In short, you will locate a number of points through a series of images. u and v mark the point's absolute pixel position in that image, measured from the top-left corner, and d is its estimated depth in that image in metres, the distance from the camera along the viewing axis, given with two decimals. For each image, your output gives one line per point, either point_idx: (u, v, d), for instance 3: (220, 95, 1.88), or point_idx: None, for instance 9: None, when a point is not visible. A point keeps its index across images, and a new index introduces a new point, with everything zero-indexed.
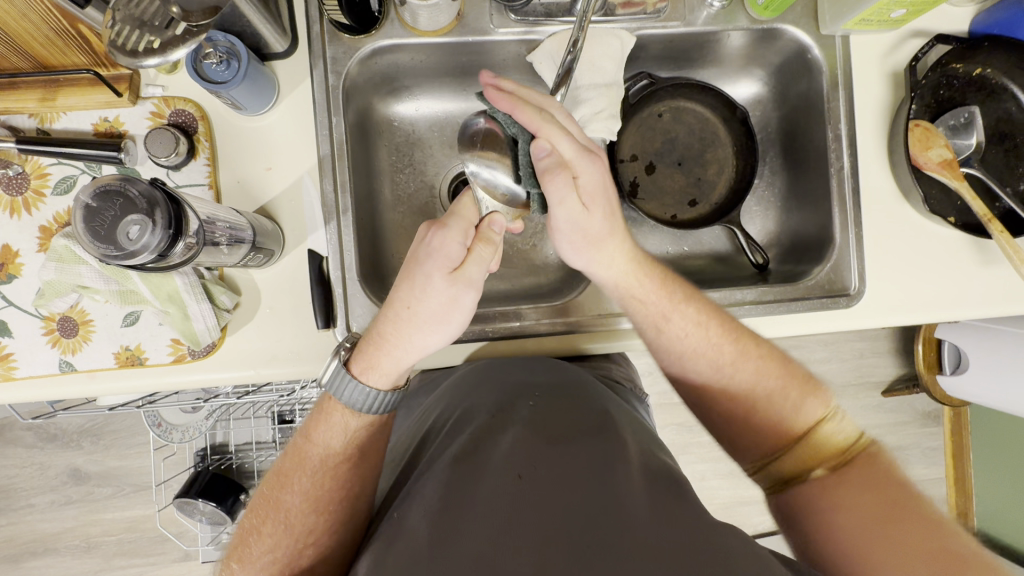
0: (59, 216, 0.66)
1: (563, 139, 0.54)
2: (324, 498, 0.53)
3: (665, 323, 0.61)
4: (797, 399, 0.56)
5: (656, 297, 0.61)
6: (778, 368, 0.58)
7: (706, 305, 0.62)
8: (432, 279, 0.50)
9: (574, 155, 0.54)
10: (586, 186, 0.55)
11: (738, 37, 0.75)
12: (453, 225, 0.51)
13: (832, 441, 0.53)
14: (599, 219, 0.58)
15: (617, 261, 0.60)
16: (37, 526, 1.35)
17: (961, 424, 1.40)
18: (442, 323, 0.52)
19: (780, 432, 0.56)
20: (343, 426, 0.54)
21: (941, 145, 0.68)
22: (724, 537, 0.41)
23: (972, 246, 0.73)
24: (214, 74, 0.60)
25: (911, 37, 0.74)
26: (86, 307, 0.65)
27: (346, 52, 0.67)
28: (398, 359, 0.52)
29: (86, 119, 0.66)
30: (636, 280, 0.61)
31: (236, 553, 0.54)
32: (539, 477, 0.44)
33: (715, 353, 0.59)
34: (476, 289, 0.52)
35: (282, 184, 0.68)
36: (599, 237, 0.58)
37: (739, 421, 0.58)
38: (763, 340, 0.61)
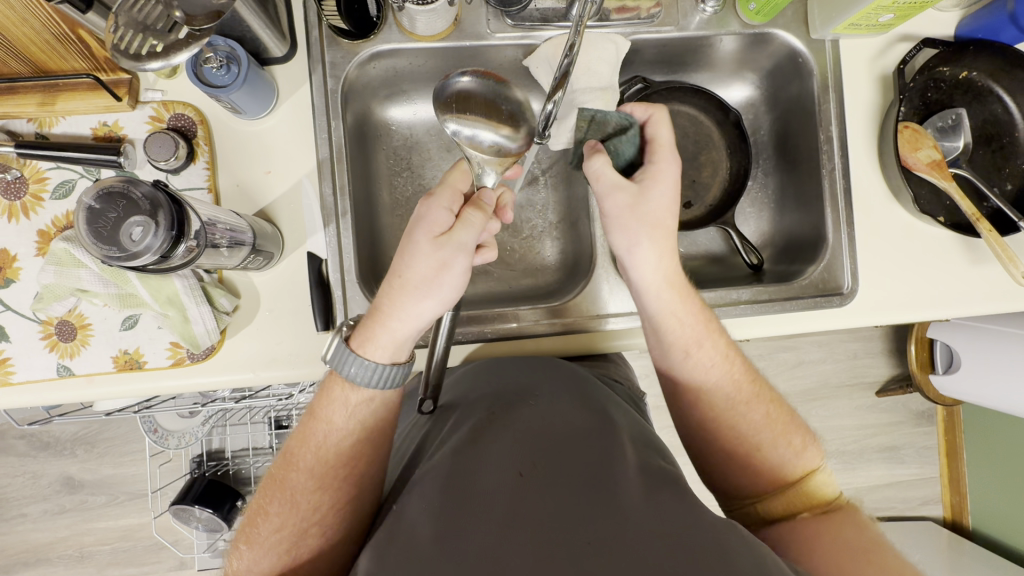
0: (57, 220, 0.66)
1: (665, 128, 0.62)
2: (329, 475, 0.54)
3: (696, 349, 0.59)
4: (800, 446, 0.57)
5: (695, 323, 0.59)
6: (787, 416, 0.59)
7: (730, 348, 0.61)
8: (417, 243, 0.51)
9: (667, 144, 0.61)
10: (662, 174, 0.60)
11: (730, 42, 0.77)
12: (442, 192, 0.54)
13: (820, 491, 0.55)
14: (658, 202, 0.59)
15: (671, 263, 0.59)
16: (29, 535, 1.33)
17: (954, 422, 1.42)
18: (431, 288, 0.51)
19: (774, 475, 0.56)
20: (344, 401, 0.54)
21: (929, 146, 0.69)
22: (727, 539, 0.41)
23: (962, 246, 0.74)
24: (213, 78, 0.60)
25: (899, 41, 0.75)
26: (84, 310, 0.65)
27: (344, 56, 0.68)
28: (394, 330, 0.52)
29: (86, 123, 0.66)
30: (682, 295, 0.59)
31: (244, 535, 0.54)
32: (538, 472, 0.44)
33: (733, 392, 0.59)
34: (466, 252, 0.52)
35: (281, 187, 0.69)
36: (660, 220, 0.59)
37: (732, 461, 0.57)
38: (773, 392, 0.61)
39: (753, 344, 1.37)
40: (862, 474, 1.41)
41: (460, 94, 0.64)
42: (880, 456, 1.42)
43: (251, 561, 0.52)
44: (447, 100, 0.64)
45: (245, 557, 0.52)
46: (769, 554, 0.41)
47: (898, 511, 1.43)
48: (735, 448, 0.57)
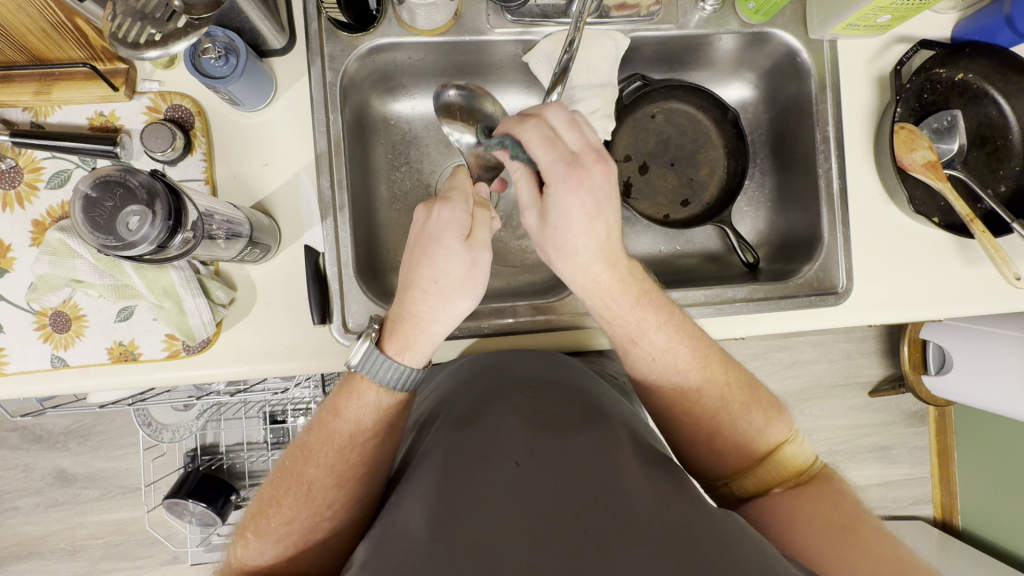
0: (52, 211, 0.65)
1: (542, 149, 0.53)
2: (347, 474, 0.53)
3: (634, 345, 0.59)
4: (766, 418, 0.57)
5: (633, 316, 0.58)
6: (746, 385, 0.59)
7: (686, 325, 0.60)
8: (449, 250, 0.52)
9: (549, 166, 0.53)
10: (558, 201, 0.53)
11: (729, 41, 0.77)
12: (455, 196, 0.53)
13: (792, 462, 0.55)
14: (564, 223, 0.55)
15: (588, 276, 0.58)
16: (21, 529, 1.33)
17: (945, 422, 1.43)
18: (468, 287, 0.54)
19: (741, 453, 0.56)
20: (377, 402, 0.55)
21: (925, 147, 0.70)
22: (723, 530, 0.41)
23: (955, 246, 0.75)
24: (212, 69, 0.60)
25: (896, 42, 0.76)
26: (79, 301, 0.64)
27: (344, 49, 0.68)
28: (432, 334, 0.55)
29: (82, 113, 0.66)
30: (611, 300, 0.58)
31: (252, 524, 0.53)
32: (537, 463, 0.44)
33: (688, 372, 0.58)
34: (489, 249, 0.54)
35: (279, 180, 0.68)
36: (566, 240, 0.56)
37: (702, 443, 0.57)
38: (733, 365, 0.60)
39: (748, 343, 1.38)
40: (853, 473, 1.42)
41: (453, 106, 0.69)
42: (872, 455, 1.43)
43: (259, 550, 0.52)
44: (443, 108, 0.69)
45: (252, 547, 0.52)
46: (769, 547, 0.41)
47: (888, 509, 1.44)
48: (703, 430, 0.57)
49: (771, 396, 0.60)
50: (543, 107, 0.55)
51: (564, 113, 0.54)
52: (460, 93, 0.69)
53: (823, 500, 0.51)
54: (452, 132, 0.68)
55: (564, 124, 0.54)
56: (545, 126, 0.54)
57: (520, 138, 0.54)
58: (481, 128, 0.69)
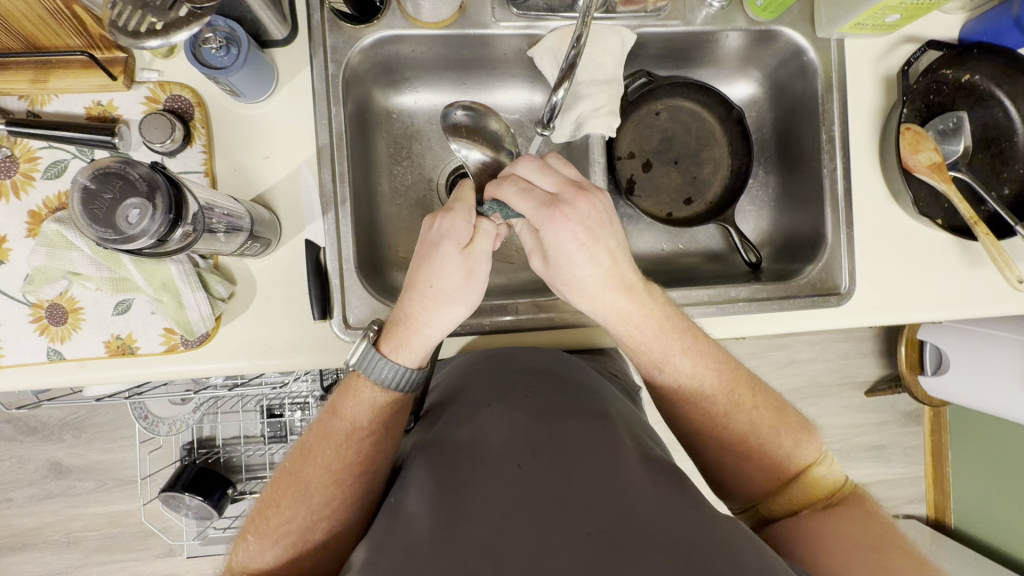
0: (49, 201, 0.64)
1: (520, 201, 0.53)
2: (344, 473, 0.53)
3: (661, 370, 0.59)
4: (796, 440, 0.57)
5: (656, 343, 0.58)
6: (775, 407, 0.59)
7: (711, 348, 0.60)
8: (446, 255, 0.51)
9: (534, 213, 0.52)
10: (554, 244, 0.53)
11: (736, 38, 0.76)
12: (458, 207, 0.53)
13: (821, 485, 0.55)
14: (567, 260, 0.54)
15: (605, 304, 0.56)
16: (15, 520, 1.32)
17: (941, 423, 1.44)
18: (463, 295, 0.53)
19: (771, 475, 0.56)
20: (371, 401, 0.55)
21: (930, 148, 0.69)
22: (728, 536, 0.41)
23: (958, 248, 0.75)
24: (212, 59, 0.59)
25: (903, 42, 0.75)
26: (76, 294, 0.64)
27: (346, 41, 0.67)
28: (426, 337, 0.54)
29: (79, 102, 0.65)
30: (634, 327, 0.57)
31: (252, 527, 0.53)
32: (538, 464, 0.44)
33: (716, 396, 0.58)
34: (489, 259, 0.53)
35: (278, 173, 0.68)
36: (572, 273, 0.55)
37: (731, 464, 0.57)
38: (762, 388, 0.60)
39: (747, 341, 1.38)
40: (849, 472, 1.43)
41: (460, 127, 0.66)
42: (868, 454, 1.44)
43: (258, 552, 0.52)
44: (452, 126, 0.66)
45: (252, 550, 0.52)
46: (773, 554, 0.41)
47: (883, 508, 1.45)
48: (734, 451, 0.57)
49: (795, 414, 0.60)
50: (515, 163, 0.55)
51: (535, 162, 0.54)
52: (466, 112, 0.66)
53: (852, 522, 0.51)
54: (461, 150, 0.65)
55: (537, 171, 0.54)
56: (518, 180, 0.54)
57: (500, 198, 0.54)
58: (489, 146, 0.66)
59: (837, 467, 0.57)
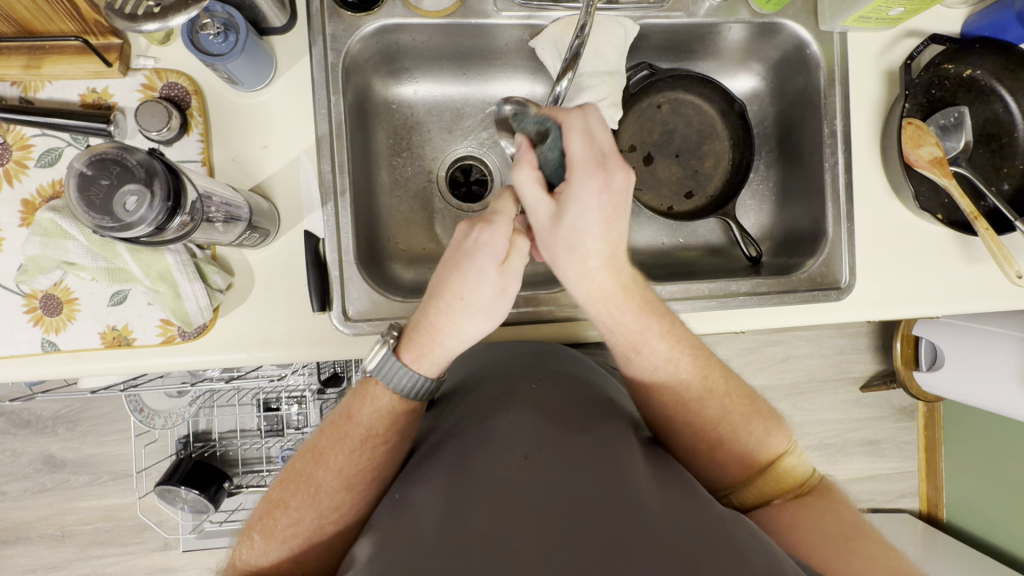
0: (43, 190, 0.63)
1: (578, 142, 0.52)
2: (357, 477, 0.53)
3: (633, 354, 0.57)
4: (766, 428, 0.56)
5: (635, 324, 0.57)
6: (745, 396, 0.58)
7: (684, 336, 0.59)
8: (485, 272, 0.51)
9: (580, 163, 0.52)
10: (583, 199, 0.52)
11: (738, 30, 0.76)
12: (498, 219, 0.52)
13: (791, 474, 0.55)
14: (583, 223, 0.53)
15: (591, 282, 0.56)
16: (9, 514, 1.31)
17: (934, 418, 1.45)
18: (490, 312, 0.53)
19: (742, 464, 0.55)
20: (388, 407, 0.54)
21: (932, 144, 0.70)
22: (735, 533, 0.40)
23: (957, 243, 0.75)
24: (210, 45, 0.58)
25: (905, 37, 0.75)
26: (71, 284, 0.63)
27: (346, 29, 0.66)
28: (450, 349, 0.54)
29: (74, 88, 0.64)
30: (614, 307, 0.57)
31: (258, 526, 0.53)
32: (546, 459, 0.44)
33: (687, 384, 0.57)
34: (519, 277, 0.54)
35: (277, 163, 0.67)
36: (577, 243, 0.54)
37: (703, 454, 0.56)
38: (733, 376, 0.59)
39: (744, 336, 1.38)
40: (843, 467, 1.44)
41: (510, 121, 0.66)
42: (862, 449, 1.45)
43: (264, 551, 0.51)
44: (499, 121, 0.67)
45: (257, 548, 0.52)
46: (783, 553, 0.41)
47: (877, 502, 1.46)
48: (705, 440, 0.56)
49: (766, 404, 0.59)
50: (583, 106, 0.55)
51: (601, 118, 0.54)
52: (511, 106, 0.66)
53: (827, 514, 0.51)
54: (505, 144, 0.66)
55: (600, 125, 0.54)
56: (585, 121, 0.53)
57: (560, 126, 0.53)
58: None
59: (806, 458, 0.56)
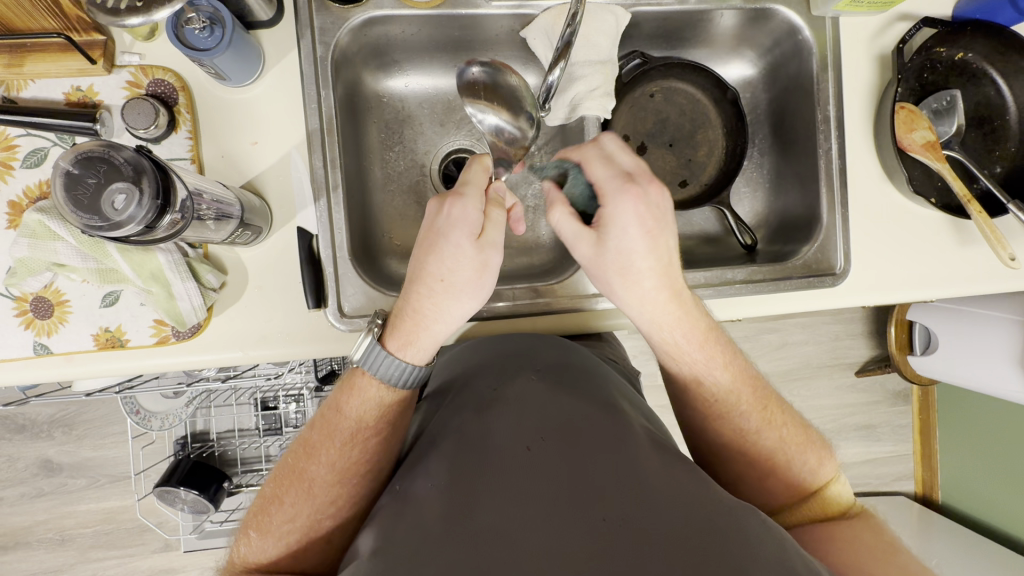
0: (29, 191, 0.62)
1: (599, 167, 0.55)
2: (349, 471, 0.53)
3: (705, 380, 0.58)
4: (817, 458, 0.57)
5: (699, 352, 0.57)
6: (802, 429, 0.59)
7: (745, 368, 0.60)
8: (461, 246, 0.51)
9: (609, 182, 0.54)
10: (620, 222, 0.53)
11: (730, 17, 0.75)
12: (470, 193, 0.52)
13: (835, 501, 0.56)
14: (627, 244, 0.53)
15: (651, 305, 0.55)
16: (7, 519, 1.30)
17: (929, 402, 1.47)
18: (476, 289, 0.53)
19: (791, 488, 0.56)
20: (377, 399, 0.54)
21: (925, 127, 0.69)
22: (742, 521, 0.41)
23: (951, 227, 0.75)
24: (196, 40, 0.57)
25: (898, 20, 0.75)
26: (61, 286, 0.62)
27: (334, 22, 0.65)
28: (436, 334, 0.53)
29: (58, 87, 0.63)
30: (676, 332, 0.56)
31: (255, 522, 0.53)
32: (548, 449, 0.44)
33: (749, 413, 0.57)
34: (500, 250, 0.53)
35: (268, 159, 0.66)
36: (627, 261, 0.53)
37: (754, 474, 0.57)
38: (787, 407, 0.60)
39: (740, 325, 1.39)
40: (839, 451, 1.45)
41: (478, 87, 0.66)
42: (857, 434, 1.46)
43: (261, 548, 0.51)
44: (470, 86, 0.66)
45: (253, 545, 0.52)
46: (787, 540, 0.41)
47: (873, 486, 1.48)
48: (755, 462, 0.57)
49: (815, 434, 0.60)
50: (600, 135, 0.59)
51: (620, 142, 0.58)
52: (484, 70, 0.66)
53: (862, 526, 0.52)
54: (475, 112, 0.66)
55: (623, 151, 0.57)
56: (603, 151, 0.57)
57: (580, 159, 0.57)
58: (505, 109, 0.67)
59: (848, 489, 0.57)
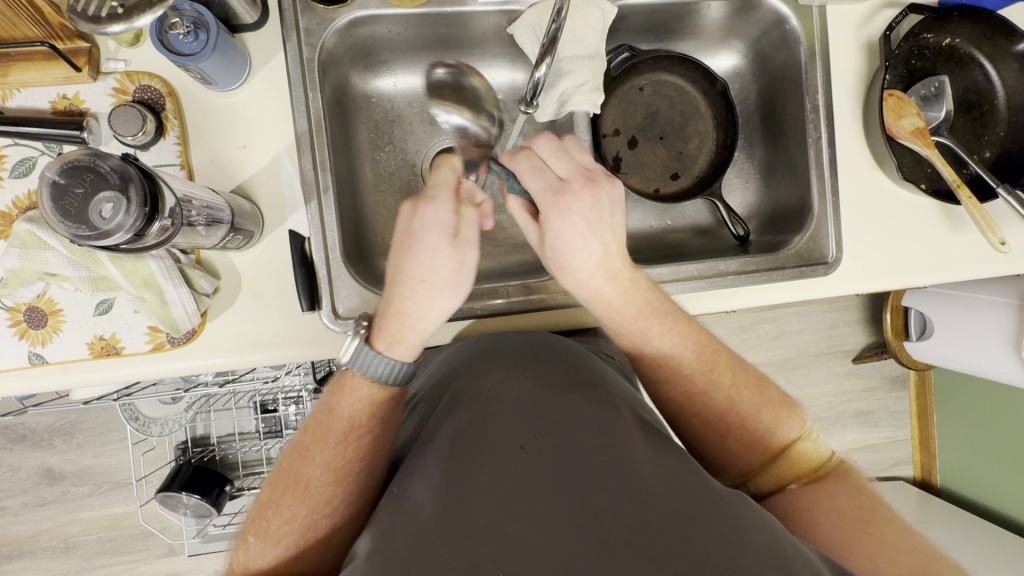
0: (19, 201, 0.62)
1: (531, 178, 0.56)
2: (344, 471, 0.53)
3: (645, 345, 0.58)
4: (776, 415, 0.56)
5: (635, 322, 0.58)
6: (755, 385, 0.57)
7: (686, 326, 0.59)
8: (438, 247, 0.52)
9: (541, 194, 0.56)
10: (555, 227, 0.56)
11: (717, 8, 0.75)
12: (441, 194, 0.53)
13: (806, 460, 0.54)
14: (563, 244, 0.56)
15: (591, 290, 0.58)
16: (11, 529, 1.31)
17: (925, 386, 1.47)
18: (455, 287, 0.53)
19: (758, 451, 0.54)
20: (367, 399, 0.54)
21: (913, 114, 0.70)
22: (736, 512, 0.41)
23: (941, 212, 0.76)
24: (180, 46, 0.57)
25: (885, 8, 0.75)
26: (54, 295, 0.62)
27: (320, 23, 0.65)
28: (420, 331, 0.54)
29: (43, 96, 0.62)
30: (616, 312, 0.58)
31: (254, 527, 0.53)
32: (542, 447, 0.44)
33: (694, 374, 0.57)
34: (476, 247, 0.54)
35: (257, 163, 0.66)
36: (566, 257, 0.57)
37: (719, 442, 0.56)
38: (743, 367, 0.59)
39: (736, 316, 1.39)
40: (838, 438, 1.46)
41: None
42: (855, 420, 1.47)
43: (260, 552, 0.52)
44: None
45: (253, 550, 0.52)
46: (782, 530, 0.41)
47: (872, 471, 1.49)
48: (717, 428, 0.56)
49: (779, 392, 0.58)
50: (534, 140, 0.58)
51: (554, 145, 0.57)
52: None
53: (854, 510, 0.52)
54: None
55: (557, 155, 0.57)
56: (536, 158, 0.57)
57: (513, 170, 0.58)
58: None
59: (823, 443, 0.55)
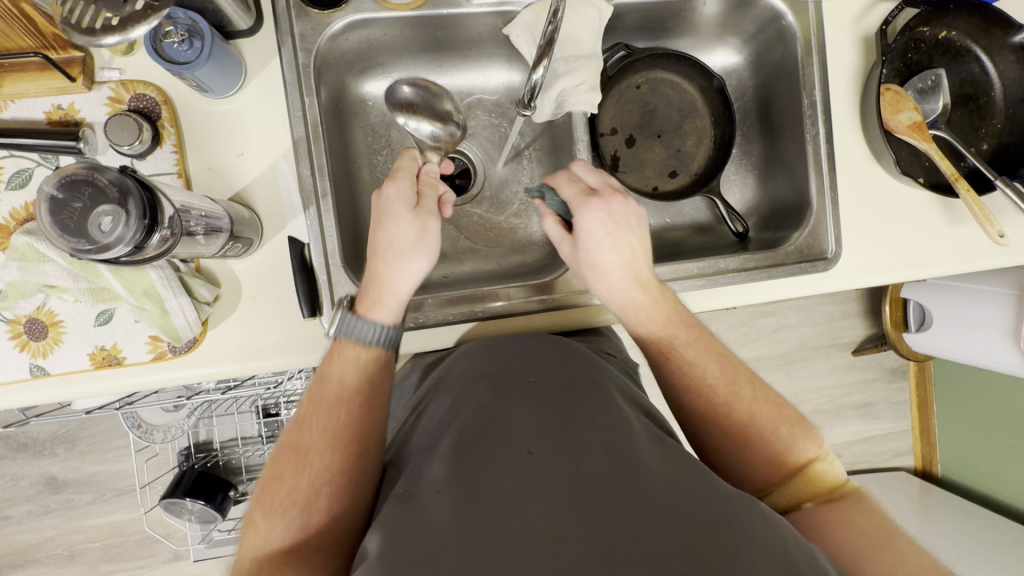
0: (16, 213, 0.62)
1: (567, 186, 0.62)
2: (341, 433, 0.52)
3: (670, 352, 0.60)
4: (793, 433, 0.55)
5: (662, 328, 0.61)
6: (775, 403, 0.57)
7: (709, 340, 0.61)
8: (399, 215, 0.58)
9: (575, 199, 0.61)
10: (589, 228, 0.60)
11: (713, 4, 0.75)
12: (400, 176, 0.60)
13: (823, 481, 0.53)
14: (596, 246, 0.61)
15: (620, 292, 0.61)
16: (15, 538, 1.31)
17: (925, 377, 1.48)
18: (422, 249, 0.58)
19: (775, 468, 0.54)
20: (355, 361, 0.55)
21: (910, 108, 0.70)
22: (743, 513, 0.41)
23: (940, 206, 0.76)
24: (176, 54, 0.57)
25: (880, 2, 0.75)
26: (54, 306, 0.62)
27: (314, 28, 0.64)
28: (397, 292, 0.57)
29: (38, 106, 0.62)
30: (642, 315, 0.61)
31: (259, 507, 0.51)
32: (549, 448, 0.44)
33: (717, 384, 0.58)
34: (437, 216, 0.60)
35: (255, 169, 0.66)
36: (597, 257, 0.61)
37: (732, 452, 0.55)
38: (757, 380, 0.58)
39: (735, 311, 1.40)
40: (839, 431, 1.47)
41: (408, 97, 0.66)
42: (856, 412, 1.48)
43: (269, 530, 0.49)
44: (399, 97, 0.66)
45: (260, 530, 0.50)
46: (788, 530, 0.41)
47: (872, 463, 1.50)
48: (733, 438, 0.55)
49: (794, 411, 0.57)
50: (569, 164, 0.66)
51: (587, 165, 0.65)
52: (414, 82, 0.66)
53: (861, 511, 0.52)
54: (408, 121, 0.66)
55: (589, 172, 0.64)
56: (570, 173, 0.64)
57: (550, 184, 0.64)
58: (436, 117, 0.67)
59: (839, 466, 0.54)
